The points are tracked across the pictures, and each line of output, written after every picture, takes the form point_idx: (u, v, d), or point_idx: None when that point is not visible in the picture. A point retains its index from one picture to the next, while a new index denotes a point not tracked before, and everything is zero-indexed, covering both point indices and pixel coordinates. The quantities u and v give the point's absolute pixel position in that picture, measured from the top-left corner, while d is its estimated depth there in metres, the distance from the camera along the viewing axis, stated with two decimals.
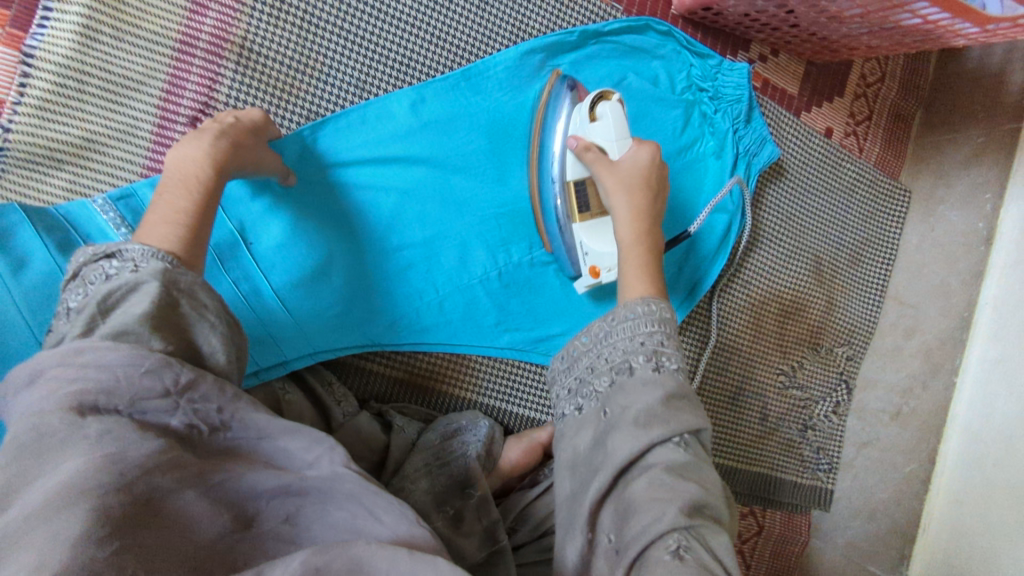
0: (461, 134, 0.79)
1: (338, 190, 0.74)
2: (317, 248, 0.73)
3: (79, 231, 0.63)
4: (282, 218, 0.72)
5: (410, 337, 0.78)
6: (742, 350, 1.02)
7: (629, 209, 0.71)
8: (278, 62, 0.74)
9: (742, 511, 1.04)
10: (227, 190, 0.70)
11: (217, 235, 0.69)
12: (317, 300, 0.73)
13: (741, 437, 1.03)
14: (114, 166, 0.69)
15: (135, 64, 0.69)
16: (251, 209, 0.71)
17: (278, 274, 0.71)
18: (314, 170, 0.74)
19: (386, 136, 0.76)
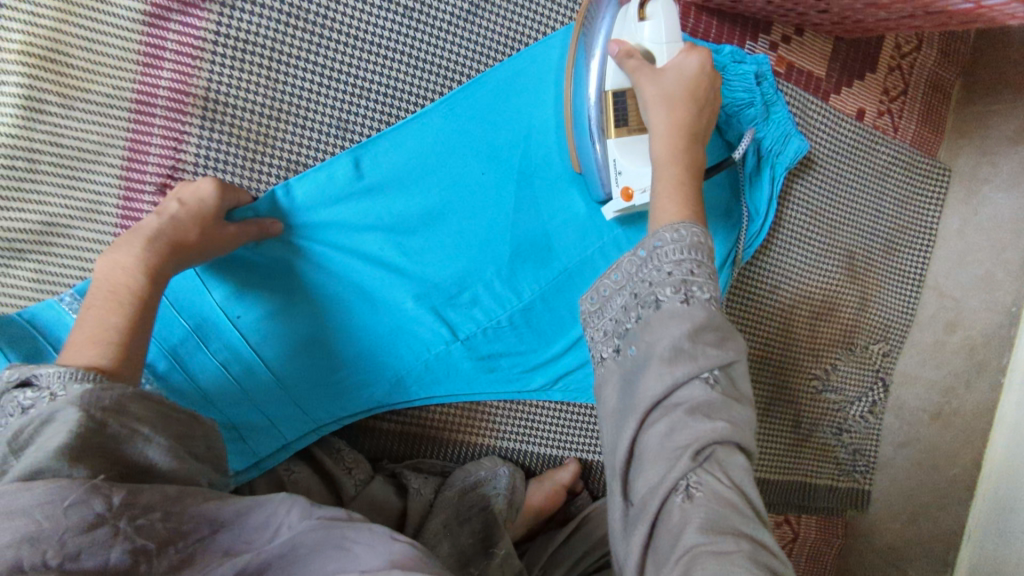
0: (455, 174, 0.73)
1: (324, 250, 0.70)
2: (308, 316, 0.70)
3: (48, 336, 0.61)
4: (263, 292, 0.68)
5: (420, 392, 0.76)
6: (773, 358, 0.96)
7: (666, 120, 0.63)
8: (247, 111, 0.67)
9: (776, 520, 1.01)
10: (180, 278, 0.65)
11: (201, 315, 0.67)
12: (313, 369, 0.71)
13: (775, 448, 0.98)
14: (80, 249, 0.64)
15: (89, 134, 0.63)
16: (229, 282, 0.67)
17: (269, 347, 0.69)
18: (298, 230, 0.69)
19: (371, 184, 0.70)
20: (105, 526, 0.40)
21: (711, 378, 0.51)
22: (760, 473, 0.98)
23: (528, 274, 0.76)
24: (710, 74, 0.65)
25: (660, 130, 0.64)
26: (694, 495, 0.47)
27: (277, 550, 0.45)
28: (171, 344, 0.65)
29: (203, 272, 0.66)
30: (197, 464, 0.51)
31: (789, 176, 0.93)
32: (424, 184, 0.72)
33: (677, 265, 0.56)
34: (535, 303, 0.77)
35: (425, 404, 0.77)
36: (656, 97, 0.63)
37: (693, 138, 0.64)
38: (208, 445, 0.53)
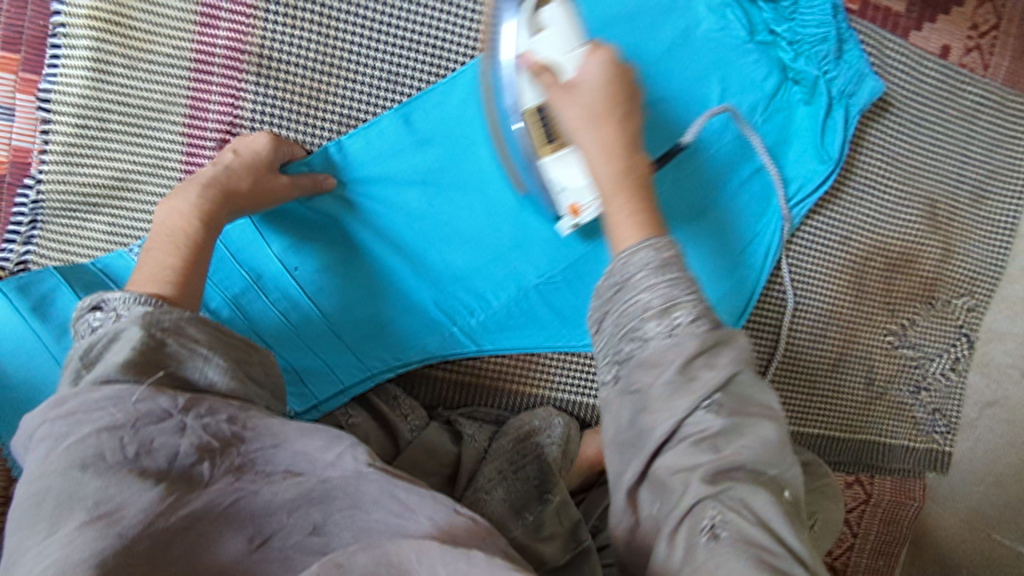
0: None
1: (376, 202, 0.72)
2: (364, 267, 0.73)
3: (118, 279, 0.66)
4: (320, 245, 0.72)
5: (477, 344, 0.77)
6: (845, 311, 0.92)
7: (597, 143, 0.62)
8: (300, 67, 0.70)
9: (847, 480, 0.98)
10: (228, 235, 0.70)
11: (261, 265, 0.71)
12: (370, 317, 0.74)
13: (845, 406, 0.95)
14: (148, 201, 0.69)
15: (152, 93, 0.69)
16: (289, 232, 0.71)
17: (327, 297, 0.72)
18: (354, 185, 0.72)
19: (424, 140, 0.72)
20: (172, 420, 0.46)
21: (710, 406, 0.49)
22: (830, 432, 0.95)
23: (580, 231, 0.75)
24: (621, 79, 0.64)
25: (590, 149, 0.62)
26: (718, 533, 0.45)
27: (330, 461, 0.47)
28: (233, 292, 0.70)
29: (260, 224, 0.71)
30: (255, 388, 0.54)
31: (863, 120, 0.88)
32: (474, 142, 0.72)
33: (654, 293, 0.53)
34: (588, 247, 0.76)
35: (479, 355, 0.79)
36: (580, 124, 0.62)
37: (635, 181, 0.62)
38: (267, 372, 0.57)
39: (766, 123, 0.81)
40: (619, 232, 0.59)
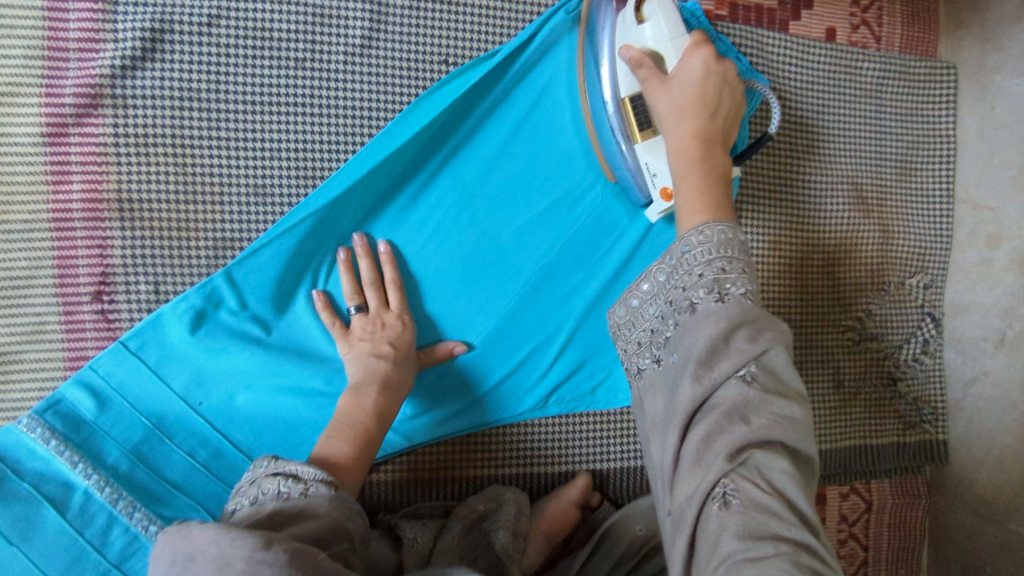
0: (388, 213, 0.71)
1: (266, 319, 0.68)
2: (270, 388, 0.68)
3: (6, 459, 0.61)
4: (224, 375, 0.67)
5: (407, 440, 0.74)
6: (794, 317, 0.88)
7: (687, 128, 0.59)
8: (162, 203, 0.66)
9: (842, 492, 0.92)
10: (112, 379, 0.64)
11: (159, 409, 0.66)
12: (283, 439, 0.69)
13: (821, 415, 0.89)
14: (37, 370, 0.64)
15: (18, 260, 0.64)
16: (185, 370, 0.66)
17: (237, 428, 0.68)
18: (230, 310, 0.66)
19: (299, 246, 0.67)
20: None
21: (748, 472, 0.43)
22: (811, 446, 0.89)
23: (501, 295, 0.74)
24: (732, 76, 0.62)
25: (676, 114, 0.60)
26: None
27: None
28: (133, 442, 0.64)
29: (156, 365, 0.65)
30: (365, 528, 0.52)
31: (763, 119, 0.85)
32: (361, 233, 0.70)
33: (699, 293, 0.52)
34: (507, 323, 0.74)
35: (413, 448, 0.75)
36: (673, 89, 0.60)
37: (710, 138, 0.60)
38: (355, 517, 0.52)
39: None
40: (701, 209, 0.56)
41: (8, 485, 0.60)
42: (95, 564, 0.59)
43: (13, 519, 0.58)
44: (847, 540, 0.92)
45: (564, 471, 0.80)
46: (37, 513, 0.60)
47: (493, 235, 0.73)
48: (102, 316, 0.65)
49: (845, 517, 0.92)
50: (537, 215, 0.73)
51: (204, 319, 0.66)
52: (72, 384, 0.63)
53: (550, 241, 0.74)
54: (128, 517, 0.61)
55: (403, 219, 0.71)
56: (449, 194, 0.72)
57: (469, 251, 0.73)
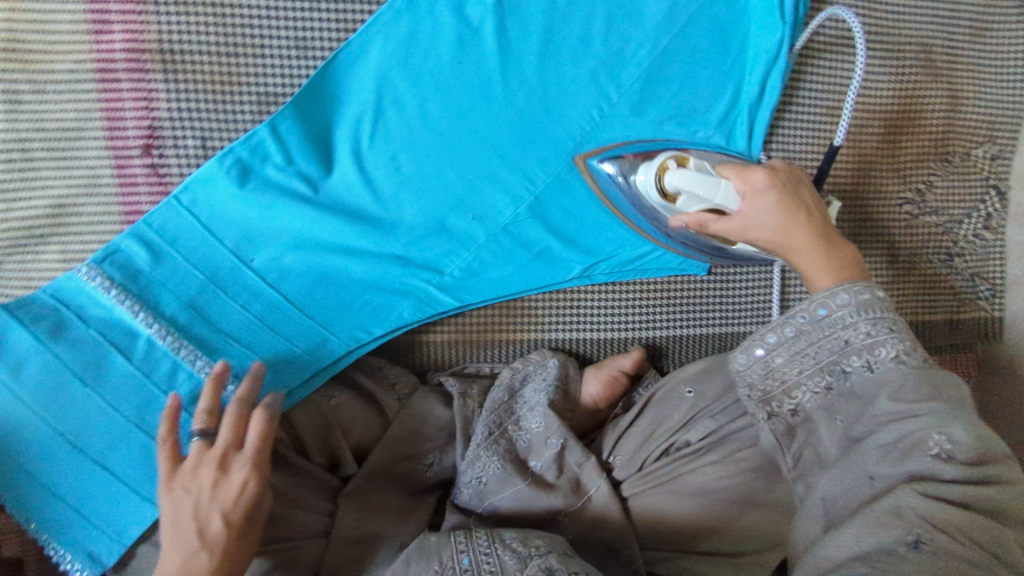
0: (432, 65, 0.70)
1: (310, 175, 0.68)
2: (318, 243, 0.69)
3: (70, 305, 0.63)
4: (277, 231, 0.68)
5: (453, 300, 0.74)
6: (849, 188, 0.84)
7: (774, 223, 0.57)
8: (204, 54, 0.65)
9: None
10: (167, 232, 0.66)
11: (212, 264, 0.67)
12: (333, 295, 0.70)
13: (871, 289, 0.87)
14: (94, 223, 0.65)
15: (68, 112, 0.64)
16: (233, 225, 0.67)
17: (289, 283, 0.69)
18: (276, 166, 0.67)
19: (351, 110, 0.69)
20: None
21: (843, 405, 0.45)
22: None
23: (543, 163, 0.74)
24: (793, 176, 0.60)
25: (766, 223, 0.58)
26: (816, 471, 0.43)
27: None
28: (189, 295, 0.66)
29: (207, 220, 0.66)
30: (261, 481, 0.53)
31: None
32: (410, 98, 0.70)
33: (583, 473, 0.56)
34: (551, 180, 0.75)
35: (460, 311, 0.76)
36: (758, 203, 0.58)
37: (822, 241, 0.55)
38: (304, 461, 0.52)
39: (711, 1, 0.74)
40: (820, 278, 0.54)
41: (71, 332, 0.62)
42: (165, 405, 0.63)
43: (85, 363, 0.61)
44: None
45: (612, 339, 0.80)
46: (104, 357, 0.62)
47: (536, 104, 0.73)
48: (153, 171, 0.66)
49: None
50: (578, 70, 0.73)
51: (251, 173, 0.67)
52: (126, 236, 0.64)
53: (591, 112, 0.74)
54: (191, 363, 0.64)
55: (448, 72, 0.70)
56: (496, 60, 0.71)
57: (513, 106, 0.72)
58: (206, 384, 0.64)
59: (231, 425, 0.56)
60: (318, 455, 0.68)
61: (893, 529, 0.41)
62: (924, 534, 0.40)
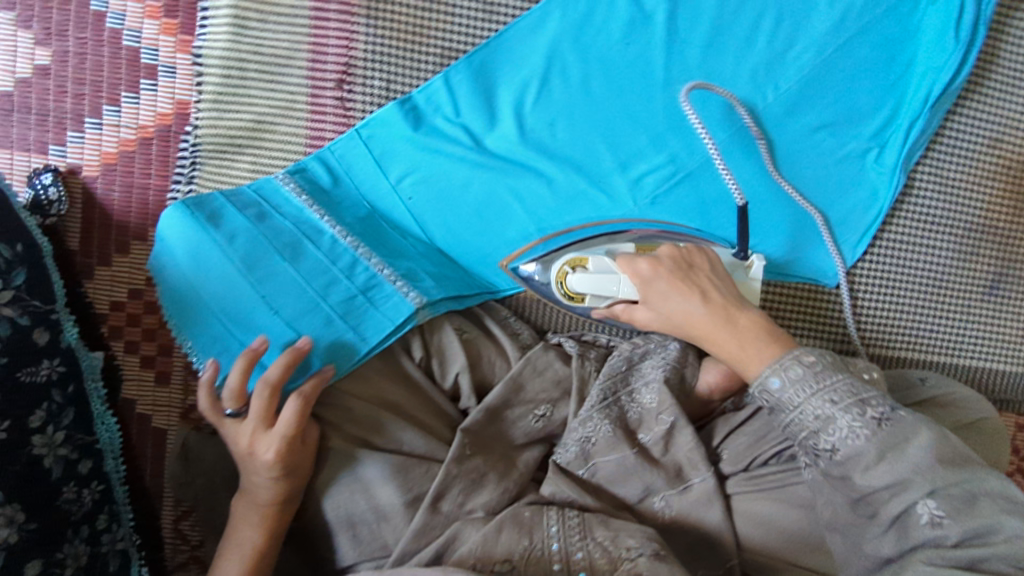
0: (602, 43, 0.75)
1: (475, 131, 0.75)
2: (472, 192, 0.74)
3: (272, 203, 0.69)
4: (441, 174, 0.74)
5: None
6: (1000, 224, 0.82)
7: (699, 313, 0.65)
8: (404, 7, 0.73)
9: (1019, 422, 0.86)
10: (344, 160, 0.73)
11: (377, 195, 0.74)
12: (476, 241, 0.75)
13: (1011, 333, 0.83)
14: (283, 143, 0.74)
15: (282, 42, 0.72)
16: (401, 163, 0.74)
17: (439, 222, 0.74)
18: (445, 116, 0.74)
19: (519, 77, 0.75)
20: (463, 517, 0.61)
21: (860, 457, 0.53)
22: (994, 365, 0.83)
23: (692, 149, 0.76)
24: (681, 258, 0.68)
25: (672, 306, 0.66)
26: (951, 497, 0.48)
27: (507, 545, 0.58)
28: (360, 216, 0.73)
29: (380, 156, 0.73)
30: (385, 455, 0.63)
31: (1006, 8, 0.79)
32: (576, 70, 0.75)
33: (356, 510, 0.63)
34: (694, 168, 0.77)
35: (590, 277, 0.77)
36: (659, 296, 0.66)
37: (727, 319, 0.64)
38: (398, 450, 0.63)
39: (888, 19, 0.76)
40: (748, 360, 0.61)
41: (272, 220, 0.68)
42: (346, 287, 0.67)
43: (283, 243, 0.67)
44: (1014, 474, 0.87)
45: None
46: (299, 244, 0.67)
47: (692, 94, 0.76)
48: (340, 104, 0.74)
49: (1017, 448, 0.87)
50: (742, 71, 0.76)
51: (423, 120, 0.74)
52: (313, 159, 0.73)
53: (746, 108, 0.76)
54: (368, 259, 0.69)
55: (616, 52, 0.75)
56: (663, 47, 0.75)
57: (672, 94, 0.76)
58: (381, 280, 0.68)
59: (261, 406, 0.60)
60: (444, 383, 0.70)
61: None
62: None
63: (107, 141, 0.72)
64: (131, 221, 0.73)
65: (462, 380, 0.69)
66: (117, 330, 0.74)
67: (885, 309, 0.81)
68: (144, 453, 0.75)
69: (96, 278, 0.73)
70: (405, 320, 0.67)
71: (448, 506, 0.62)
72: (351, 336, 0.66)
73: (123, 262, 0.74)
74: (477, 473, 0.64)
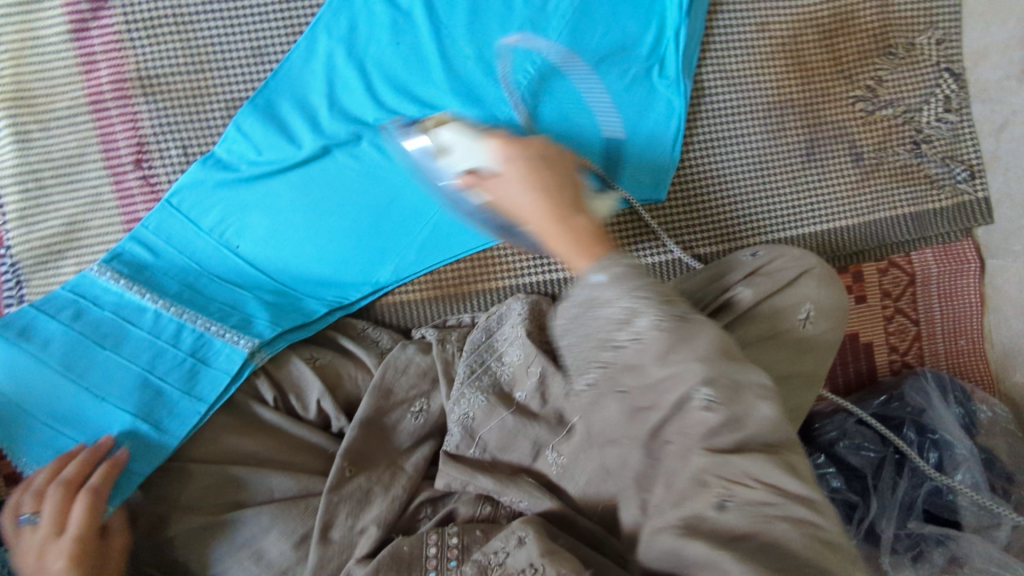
0: (373, 47, 0.76)
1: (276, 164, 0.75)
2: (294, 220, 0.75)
3: (89, 296, 0.71)
4: (257, 212, 0.75)
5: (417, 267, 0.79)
6: (793, 95, 0.86)
7: (524, 201, 0.52)
8: (174, 75, 0.75)
9: (881, 267, 0.90)
10: (159, 228, 0.74)
11: (200, 251, 0.75)
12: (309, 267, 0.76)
13: (840, 189, 0.87)
14: (100, 235, 0.75)
15: (69, 142, 0.74)
16: (211, 214, 0.75)
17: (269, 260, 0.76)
18: (250, 160, 0.75)
19: (305, 100, 0.76)
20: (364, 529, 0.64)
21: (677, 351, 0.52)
22: (835, 221, 0.87)
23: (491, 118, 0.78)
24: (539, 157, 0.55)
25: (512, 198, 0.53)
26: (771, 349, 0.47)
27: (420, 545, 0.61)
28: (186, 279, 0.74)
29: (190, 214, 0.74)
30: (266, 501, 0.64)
31: None
32: (356, 81, 0.76)
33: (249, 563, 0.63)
34: None
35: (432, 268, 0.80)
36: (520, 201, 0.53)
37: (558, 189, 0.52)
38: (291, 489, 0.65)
39: None
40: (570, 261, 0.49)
41: (90, 315, 0.70)
42: (175, 356, 0.70)
43: (103, 333, 0.68)
44: (894, 316, 0.90)
45: (583, 276, 0.84)
46: (118, 331, 0.69)
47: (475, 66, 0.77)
48: (145, 182, 0.76)
49: (888, 293, 0.90)
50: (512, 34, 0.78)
51: (225, 168, 0.75)
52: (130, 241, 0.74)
53: (527, 65, 0.78)
54: (194, 322, 0.71)
55: (388, 53, 0.76)
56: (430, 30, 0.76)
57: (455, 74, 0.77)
58: (208, 337, 0.71)
59: (54, 509, 0.58)
60: (310, 414, 0.72)
61: (700, 498, 0.42)
62: (726, 491, 0.41)
63: None
64: None
65: (325, 405, 0.71)
66: None
67: (715, 203, 0.86)
68: None
69: None
70: (242, 367, 0.70)
71: (340, 533, 0.64)
72: (185, 401, 0.67)
73: None
74: (361, 491, 0.67)
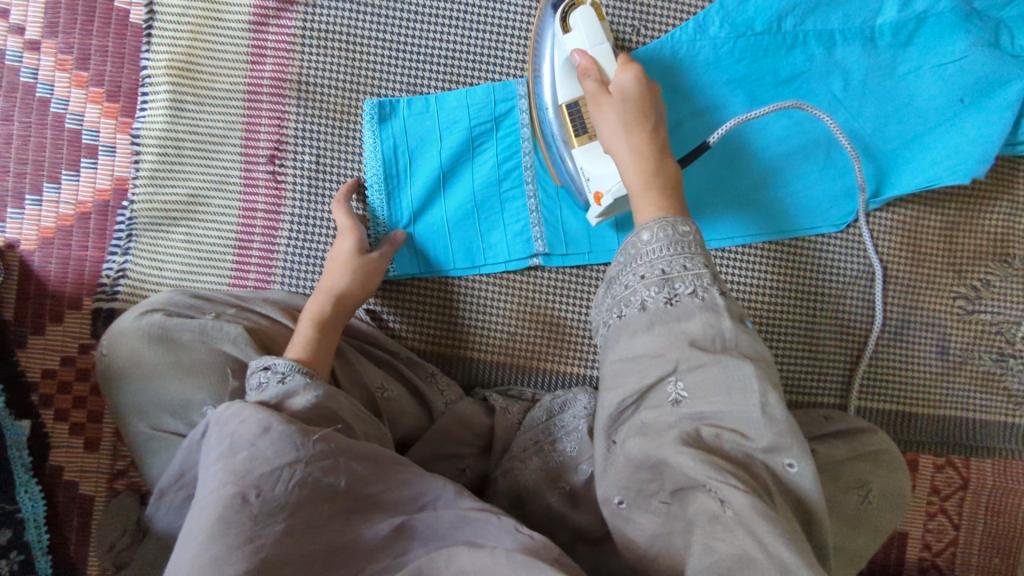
0: None
1: (426, 164, 0.78)
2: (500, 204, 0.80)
3: None
4: (453, 190, 0.79)
5: (546, 323, 0.83)
6: (899, 277, 0.87)
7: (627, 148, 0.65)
8: (331, 87, 0.78)
9: (937, 463, 0.89)
10: (375, 139, 0.78)
11: (400, 138, 0.78)
12: (469, 207, 0.79)
13: (916, 378, 0.88)
14: (217, 215, 0.78)
15: (216, 121, 0.78)
16: (433, 153, 0.78)
17: (517, 252, 0.80)
18: (434, 155, 0.78)
19: (462, 160, 0.79)
20: None
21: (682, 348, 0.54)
22: (891, 407, 0.88)
23: (696, 192, 0.82)
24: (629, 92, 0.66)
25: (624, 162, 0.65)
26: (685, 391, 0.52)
27: None
28: (401, 144, 0.78)
29: (378, 147, 0.78)
30: None
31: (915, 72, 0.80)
32: None
33: None
34: None
35: (491, 343, 0.83)
36: (607, 105, 0.66)
37: (649, 128, 0.65)
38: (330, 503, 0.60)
39: (774, 34, 0.80)
40: (641, 202, 0.62)
41: None
42: None
43: None
44: (937, 515, 0.89)
45: None
46: None
47: (667, 126, 0.81)
48: (272, 177, 0.78)
49: (937, 489, 0.89)
50: (679, 163, 0.81)
51: (387, 123, 0.78)
52: (371, 114, 0.78)
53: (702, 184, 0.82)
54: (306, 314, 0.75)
55: None
56: None
57: None
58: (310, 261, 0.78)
59: None
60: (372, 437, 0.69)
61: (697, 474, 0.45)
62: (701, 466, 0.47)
63: (46, 216, 0.77)
64: (67, 290, 0.77)
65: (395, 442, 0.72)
66: (49, 399, 0.77)
67: (795, 370, 0.87)
68: (69, 518, 0.77)
69: (30, 348, 0.77)
70: None
71: None
72: None
73: (56, 330, 0.77)
74: None
